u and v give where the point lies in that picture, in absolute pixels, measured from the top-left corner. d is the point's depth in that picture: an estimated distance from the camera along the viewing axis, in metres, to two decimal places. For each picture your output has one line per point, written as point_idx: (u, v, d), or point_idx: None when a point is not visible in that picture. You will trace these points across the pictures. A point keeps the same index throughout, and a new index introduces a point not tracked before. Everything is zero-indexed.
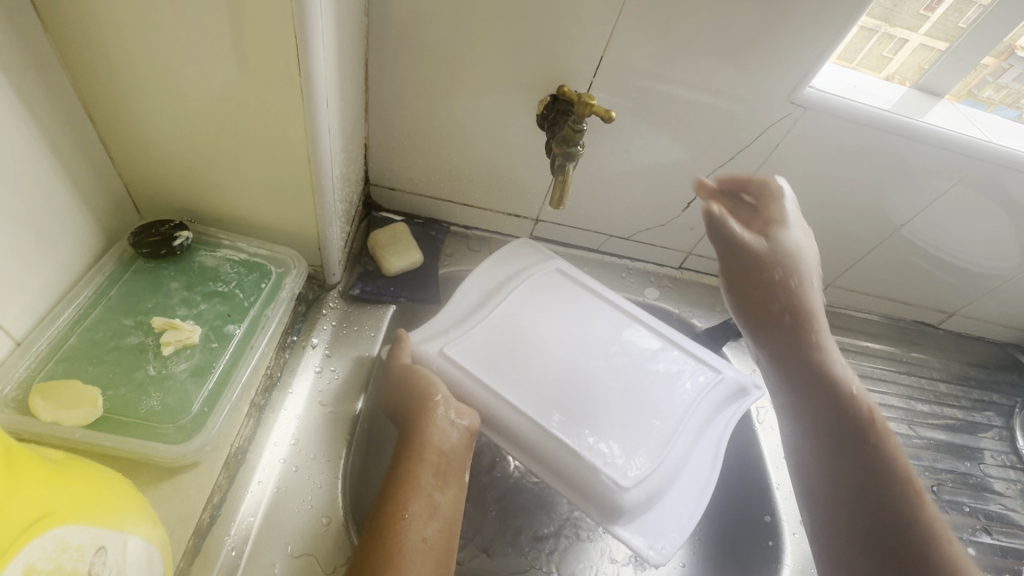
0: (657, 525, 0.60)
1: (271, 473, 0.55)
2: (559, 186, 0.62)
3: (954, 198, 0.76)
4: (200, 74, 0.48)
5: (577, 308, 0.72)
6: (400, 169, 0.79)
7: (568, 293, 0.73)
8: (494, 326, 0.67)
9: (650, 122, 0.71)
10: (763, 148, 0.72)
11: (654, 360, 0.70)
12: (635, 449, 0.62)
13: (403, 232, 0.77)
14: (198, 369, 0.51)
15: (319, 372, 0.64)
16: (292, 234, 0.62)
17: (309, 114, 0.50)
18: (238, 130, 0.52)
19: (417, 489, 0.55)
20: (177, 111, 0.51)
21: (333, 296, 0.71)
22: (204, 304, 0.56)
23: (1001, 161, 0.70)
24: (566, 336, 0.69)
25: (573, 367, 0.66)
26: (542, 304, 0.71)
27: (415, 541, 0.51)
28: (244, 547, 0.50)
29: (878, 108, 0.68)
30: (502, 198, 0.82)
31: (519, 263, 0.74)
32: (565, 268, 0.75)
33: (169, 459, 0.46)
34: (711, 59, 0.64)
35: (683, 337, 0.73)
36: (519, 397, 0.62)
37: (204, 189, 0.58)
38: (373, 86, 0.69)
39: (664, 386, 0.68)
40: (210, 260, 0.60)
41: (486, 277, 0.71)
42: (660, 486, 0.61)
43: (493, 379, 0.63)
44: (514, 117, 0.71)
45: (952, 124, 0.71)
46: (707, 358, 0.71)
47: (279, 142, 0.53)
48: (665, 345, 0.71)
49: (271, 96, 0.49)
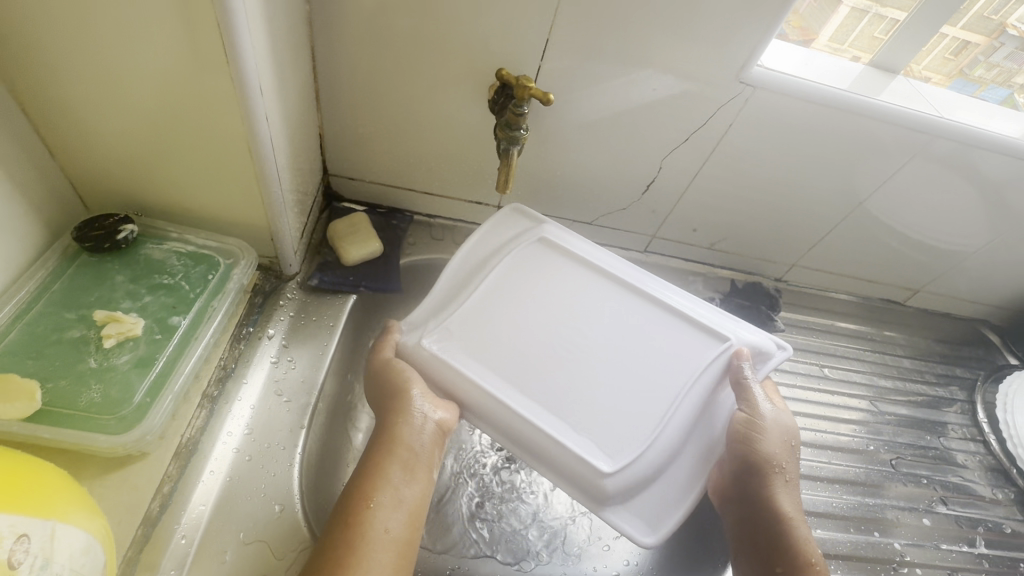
0: (654, 506, 0.58)
1: (225, 461, 0.56)
2: (504, 170, 0.65)
3: (909, 174, 0.76)
4: (130, 64, 0.48)
5: (572, 281, 0.68)
6: (358, 158, 0.79)
7: (555, 267, 0.69)
8: (482, 305, 0.64)
9: (602, 105, 0.71)
10: (717, 128, 0.72)
11: (658, 330, 0.65)
12: (631, 427, 0.58)
13: (362, 222, 0.77)
14: (141, 361, 0.52)
15: (275, 362, 0.64)
16: (240, 225, 0.63)
17: (243, 102, 0.50)
18: (175, 121, 0.52)
19: (384, 481, 0.56)
20: (108, 105, 0.51)
21: (291, 287, 0.71)
22: (149, 296, 0.57)
23: (955, 136, 0.70)
24: (559, 313, 0.65)
25: (562, 345, 0.63)
26: (534, 279, 0.67)
27: (378, 531, 0.52)
28: (195, 535, 0.51)
29: (830, 86, 0.67)
30: (462, 186, 0.81)
31: (506, 235, 0.71)
32: (555, 239, 0.71)
33: (108, 449, 0.47)
34: (659, 41, 0.64)
35: (689, 302, 0.69)
36: (505, 381, 0.59)
37: (150, 182, 0.58)
38: (323, 75, 0.69)
39: (671, 359, 0.63)
40: (157, 253, 0.61)
41: (474, 253, 0.69)
42: (659, 464, 0.58)
43: (476, 362, 0.60)
44: (466, 104, 0.71)
45: (906, 101, 0.71)
46: (718, 324, 0.67)
47: (218, 132, 0.53)
48: (669, 314, 0.67)
49: (205, 86, 0.49)
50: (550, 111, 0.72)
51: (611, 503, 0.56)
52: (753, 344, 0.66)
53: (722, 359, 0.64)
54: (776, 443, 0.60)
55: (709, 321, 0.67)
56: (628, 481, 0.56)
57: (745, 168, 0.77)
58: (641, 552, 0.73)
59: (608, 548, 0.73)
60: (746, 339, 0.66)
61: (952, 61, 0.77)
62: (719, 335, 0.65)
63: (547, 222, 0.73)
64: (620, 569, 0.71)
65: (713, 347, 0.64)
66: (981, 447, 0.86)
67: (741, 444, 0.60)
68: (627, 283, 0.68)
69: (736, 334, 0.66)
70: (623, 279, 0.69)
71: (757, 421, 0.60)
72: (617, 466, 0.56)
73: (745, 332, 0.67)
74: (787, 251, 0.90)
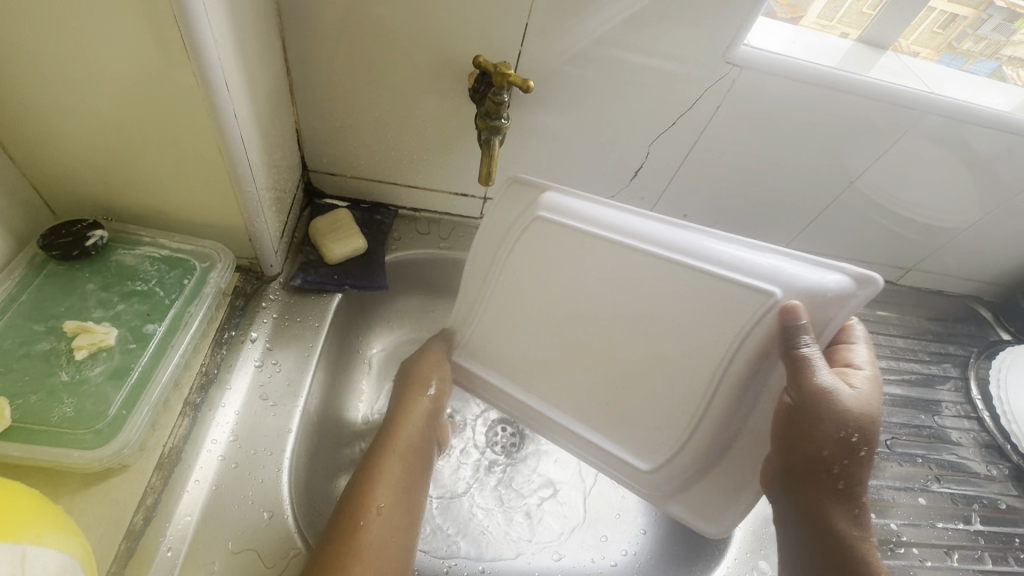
0: (715, 497, 0.57)
1: (210, 470, 0.54)
2: (485, 162, 0.63)
3: (900, 152, 0.74)
4: (83, 62, 0.45)
5: (578, 255, 0.56)
6: (337, 153, 0.76)
7: (555, 246, 0.57)
8: (494, 316, 0.63)
9: (585, 90, 0.69)
10: (705, 111, 0.70)
11: (682, 292, 0.52)
12: (669, 417, 0.56)
13: (345, 219, 0.76)
14: (116, 371, 0.51)
15: (259, 366, 0.63)
16: (216, 227, 0.61)
17: (208, 98, 0.48)
18: (138, 120, 0.50)
19: (390, 488, 0.58)
20: (65, 107, 0.48)
21: (273, 288, 0.70)
22: (121, 304, 0.55)
23: (947, 112, 0.68)
24: (570, 300, 0.58)
25: (581, 342, 0.59)
26: (536, 268, 0.59)
27: (379, 537, 0.55)
28: (181, 547, 0.49)
29: (819, 64, 0.66)
30: (446, 178, 0.79)
31: (499, 219, 0.60)
32: (553, 206, 0.57)
33: (83, 465, 0.46)
34: (641, 22, 0.61)
35: (725, 244, 0.51)
36: (525, 388, 0.63)
37: (118, 185, 0.56)
38: (296, 67, 0.66)
39: (700, 332, 0.52)
40: (129, 259, 0.59)
41: (478, 261, 0.62)
42: (709, 455, 0.55)
43: (500, 373, 0.65)
44: (445, 94, 0.69)
45: (896, 77, 0.69)
46: (762, 270, 0.49)
47: (184, 131, 0.51)
48: (696, 270, 0.51)
49: (167, 83, 0.47)
50: (531, 97, 0.70)
51: (667, 490, 0.58)
52: (813, 287, 0.47)
53: (764, 327, 0.49)
54: (832, 436, 0.48)
55: (747, 265, 0.50)
56: (680, 475, 0.57)
57: (732, 151, 0.75)
58: (638, 542, 0.73)
59: (606, 539, 0.73)
60: (802, 280, 0.48)
61: (940, 36, 0.76)
62: (759, 286, 0.49)
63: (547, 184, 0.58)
64: (618, 559, 0.71)
65: (750, 308, 0.49)
66: (975, 424, 0.86)
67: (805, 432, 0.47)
68: (644, 237, 0.53)
69: (785, 277, 0.48)
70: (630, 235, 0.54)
71: (811, 413, 0.47)
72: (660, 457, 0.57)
73: (805, 270, 0.48)
74: (778, 234, 0.89)
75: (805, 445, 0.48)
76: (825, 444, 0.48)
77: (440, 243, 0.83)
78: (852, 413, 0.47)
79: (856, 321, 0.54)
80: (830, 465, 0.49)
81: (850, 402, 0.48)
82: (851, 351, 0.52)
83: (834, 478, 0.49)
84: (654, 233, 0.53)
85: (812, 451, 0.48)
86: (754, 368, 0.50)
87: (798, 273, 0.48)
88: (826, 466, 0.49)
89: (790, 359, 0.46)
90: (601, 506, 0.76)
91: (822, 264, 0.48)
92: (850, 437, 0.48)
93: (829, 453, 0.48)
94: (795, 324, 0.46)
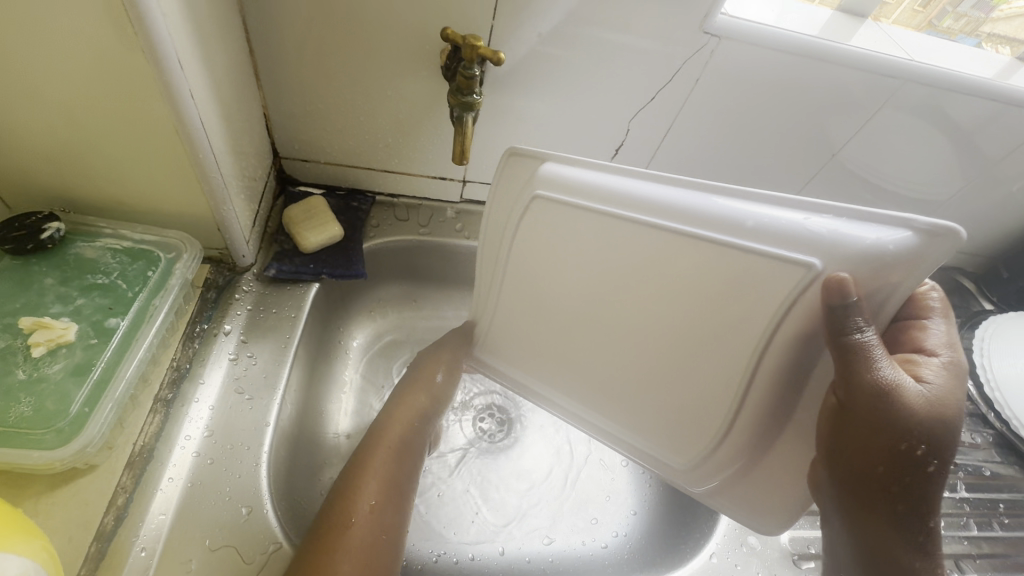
0: (770, 494, 0.51)
1: (184, 467, 0.53)
2: (459, 139, 0.62)
3: (882, 123, 0.73)
4: (20, 43, 0.42)
5: (586, 233, 0.51)
6: (309, 139, 0.74)
7: (558, 223, 0.53)
8: (507, 305, 0.61)
9: (561, 66, 0.67)
10: (683, 85, 0.69)
11: (704, 266, 0.46)
12: (700, 411, 0.50)
13: (319, 206, 0.74)
14: (77, 369, 0.49)
15: (233, 359, 0.61)
16: (180, 216, 0.59)
17: (160, 78, 0.45)
18: (86, 106, 0.47)
19: (384, 481, 0.58)
20: (6, 92, 0.46)
21: (247, 279, 0.68)
22: (81, 299, 0.53)
23: (928, 79, 0.67)
24: (584, 286, 0.53)
25: (595, 331, 0.54)
26: (546, 251, 0.55)
27: (372, 528, 0.54)
28: (156, 547, 0.48)
29: (798, 33, 0.64)
30: (423, 162, 0.77)
31: (501, 201, 0.57)
32: (550, 180, 0.52)
33: (44, 465, 0.44)
34: None
35: (758, 207, 0.43)
36: (536, 376, 0.61)
37: (72, 174, 0.53)
38: (259, 48, 0.63)
39: (724, 311, 0.46)
40: (89, 251, 0.56)
41: (488, 247, 0.60)
42: (750, 449, 0.49)
43: (510, 361, 0.63)
44: (416, 73, 0.66)
45: (877, 46, 0.68)
46: (801, 234, 0.41)
47: (137, 115, 0.48)
48: (718, 242, 0.44)
49: (113, 64, 0.44)
50: (505, 75, 0.68)
51: (705, 484, 0.54)
52: (867, 249, 0.39)
53: (803, 305, 0.42)
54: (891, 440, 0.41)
55: (782, 229, 0.42)
56: (721, 470, 0.52)
57: (712, 126, 0.74)
58: (629, 523, 0.72)
59: (596, 522, 0.72)
60: (851, 242, 0.40)
61: (921, 14, 0.75)
62: (796, 255, 0.41)
63: (544, 155, 0.53)
64: (609, 541, 0.71)
65: (786, 282, 0.42)
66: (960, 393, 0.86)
67: (859, 433, 0.41)
68: (657, 206, 0.47)
69: (829, 240, 0.40)
70: (638, 204, 0.48)
71: (860, 415, 0.40)
72: (695, 454, 0.52)
73: (856, 230, 0.40)
74: None
75: (858, 448, 0.41)
76: (877, 449, 0.42)
77: (420, 230, 0.81)
78: (915, 413, 0.41)
79: (933, 291, 0.47)
80: (887, 472, 0.42)
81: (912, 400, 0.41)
82: (924, 335, 0.46)
83: (892, 487, 0.43)
84: (671, 199, 0.47)
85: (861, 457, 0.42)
86: (790, 354, 0.43)
87: (846, 233, 0.40)
88: (879, 474, 0.43)
89: (839, 349, 0.40)
90: (592, 489, 0.75)
91: (880, 222, 0.40)
92: (911, 442, 0.41)
93: (883, 457, 0.42)
94: (838, 304, 0.39)
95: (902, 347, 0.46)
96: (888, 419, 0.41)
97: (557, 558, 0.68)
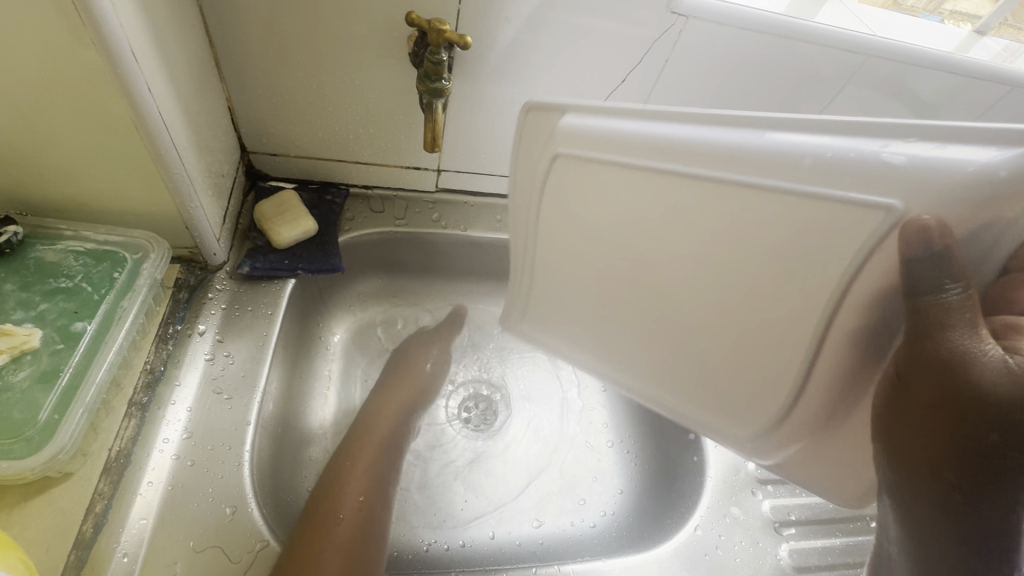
0: (840, 475, 0.46)
1: (163, 470, 0.52)
2: (429, 126, 0.61)
3: (849, 99, 0.74)
4: None
5: (620, 179, 0.49)
6: (277, 131, 0.72)
7: (590, 170, 0.51)
8: (545, 258, 0.59)
9: (532, 50, 0.66)
10: (652, 66, 0.69)
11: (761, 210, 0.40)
12: (763, 375, 0.44)
13: (291, 201, 0.72)
14: (44, 375, 0.47)
15: (210, 359, 0.60)
16: (146, 215, 0.57)
17: (116, 75, 0.44)
18: (37, 105, 0.45)
19: (375, 476, 0.61)
20: None
21: (220, 277, 0.66)
22: (45, 304, 0.51)
23: (890, 55, 0.68)
24: (619, 238, 0.50)
25: (634, 291, 0.51)
26: (573, 207, 0.53)
27: (367, 522, 0.56)
28: (138, 552, 0.47)
29: (764, 12, 0.64)
30: (397, 151, 0.76)
31: (527, 162, 0.57)
32: (569, 133, 0.52)
33: (15, 475, 0.43)
34: None
35: (813, 141, 0.38)
36: (574, 332, 0.60)
37: (29, 177, 0.52)
38: (219, 39, 0.61)
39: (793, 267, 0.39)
40: (50, 255, 0.54)
41: (521, 208, 0.59)
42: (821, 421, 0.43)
43: (547, 314, 0.62)
44: (384, 61, 0.65)
45: (841, 23, 0.69)
46: (882, 170, 0.35)
47: (95, 114, 0.47)
48: (771, 186, 0.39)
49: (65, 63, 0.43)
50: (475, 61, 0.67)
51: (777, 457, 0.48)
52: (963, 181, 0.33)
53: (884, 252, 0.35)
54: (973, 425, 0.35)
55: (847, 162, 0.36)
56: (795, 447, 0.46)
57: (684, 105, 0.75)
58: (615, 502, 0.73)
59: (584, 502, 0.73)
60: (944, 174, 0.33)
61: None
62: (875, 194, 0.35)
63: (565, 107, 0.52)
64: (597, 520, 0.71)
65: (861, 226, 0.36)
66: None
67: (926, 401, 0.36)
68: (696, 147, 0.43)
69: (915, 175, 0.34)
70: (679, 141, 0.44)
71: (928, 377, 0.35)
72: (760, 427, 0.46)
73: (946, 155, 0.34)
74: None
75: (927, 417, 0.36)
76: (942, 431, 0.36)
77: (396, 222, 0.80)
78: (1006, 387, 0.33)
79: None
80: (979, 449, 0.35)
81: (996, 377, 0.34)
82: None
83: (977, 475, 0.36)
84: (711, 140, 0.42)
85: (922, 438, 0.37)
86: (868, 312, 0.37)
87: (931, 161, 0.34)
88: (965, 452, 0.36)
89: (910, 308, 0.35)
90: (578, 470, 0.76)
91: (980, 141, 0.34)
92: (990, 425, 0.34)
93: (974, 431, 0.35)
94: (920, 254, 0.33)
95: (1007, 310, 0.37)
96: (974, 387, 0.34)
97: (546, 540, 0.69)
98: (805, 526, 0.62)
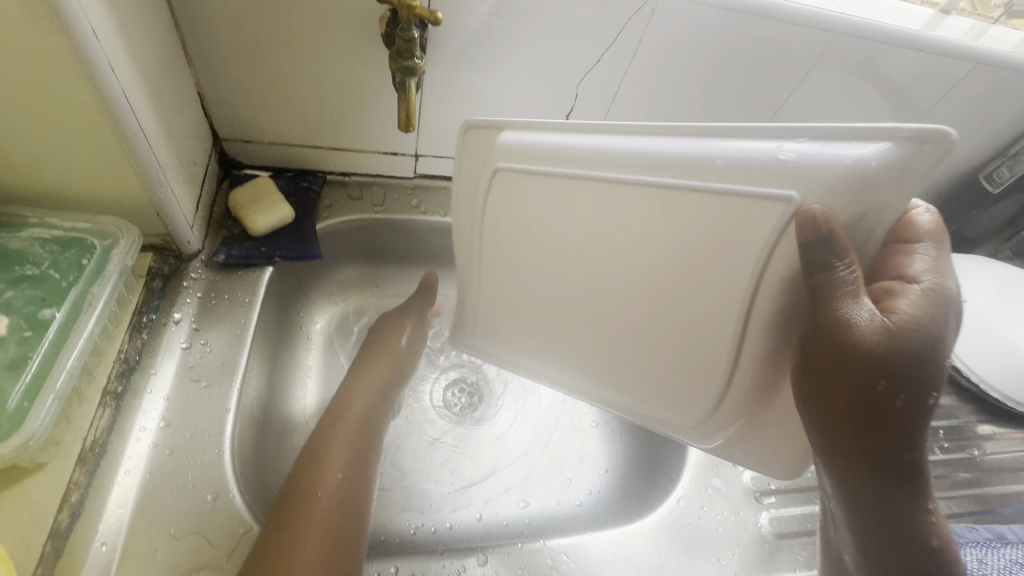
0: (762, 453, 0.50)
1: (141, 459, 0.51)
2: (404, 107, 0.59)
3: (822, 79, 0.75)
4: None
5: (563, 195, 0.49)
6: (249, 118, 0.71)
7: (527, 188, 0.51)
8: (491, 279, 0.59)
9: (506, 33, 0.66)
10: (627, 46, 0.69)
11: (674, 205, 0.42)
12: (693, 370, 0.47)
13: (266, 188, 0.71)
14: (12, 364, 0.46)
15: (187, 347, 0.59)
16: (115, 203, 0.56)
17: (86, 62, 0.43)
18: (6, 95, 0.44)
19: (351, 455, 0.57)
20: None
21: (195, 266, 0.65)
22: (10, 292, 0.50)
23: (861, 34, 0.69)
24: (565, 251, 0.51)
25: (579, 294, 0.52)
26: (516, 218, 0.53)
27: (343, 505, 0.53)
28: (117, 540, 0.47)
29: None
30: (373, 137, 0.75)
31: (469, 177, 0.55)
32: (508, 150, 0.51)
33: None
34: None
35: (713, 149, 0.40)
36: (528, 349, 0.60)
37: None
38: (185, 24, 0.60)
39: (709, 260, 0.41)
40: (15, 242, 0.53)
41: (467, 226, 0.58)
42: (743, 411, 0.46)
43: (496, 339, 0.63)
44: (357, 45, 0.64)
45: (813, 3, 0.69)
46: (776, 166, 0.37)
47: (67, 105, 0.46)
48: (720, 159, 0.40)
49: (37, 53, 0.42)
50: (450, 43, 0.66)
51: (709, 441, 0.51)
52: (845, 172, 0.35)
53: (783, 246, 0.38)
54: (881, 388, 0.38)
55: (754, 165, 0.38)
56: (718, 435, 0.49)
57: (659, 86, 0.75)
58: (601, 481, 0.74)
59: (570, 482, 0.74)
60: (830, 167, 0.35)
61: None
62: (772, 190, 0.37)
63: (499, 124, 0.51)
64: (583, 499, 0.72)
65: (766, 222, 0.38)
66: None
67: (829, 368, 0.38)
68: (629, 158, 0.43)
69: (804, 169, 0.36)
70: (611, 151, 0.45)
71: (823, 346, 0.38)
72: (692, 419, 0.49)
73: (829, 151, 0.36)
74: None
75: (833, 387, 0.38)
76: (848, 398, 0.39)
77: (375, 209, 0.80)
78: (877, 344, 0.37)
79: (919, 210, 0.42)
80: (880, 404, 0.38)
81: (871, 335, 0.37)
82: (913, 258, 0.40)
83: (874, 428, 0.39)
84: (618, 145, 0.44)
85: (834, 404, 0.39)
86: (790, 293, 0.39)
87: (819, 154, 0.36)
88: (865, 409, 0.38)
89: (811, 286, 0.37)
90: (563, 451, 0.77)
91: (851, 138, 0.35)
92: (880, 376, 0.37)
93: (872, 389, 0.38)
94: (814, 237, 0.35)
95: (885, 273, 0.41)
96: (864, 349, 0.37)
97: (533, 519, 0.70)
98: (785, 494, 0.64)
